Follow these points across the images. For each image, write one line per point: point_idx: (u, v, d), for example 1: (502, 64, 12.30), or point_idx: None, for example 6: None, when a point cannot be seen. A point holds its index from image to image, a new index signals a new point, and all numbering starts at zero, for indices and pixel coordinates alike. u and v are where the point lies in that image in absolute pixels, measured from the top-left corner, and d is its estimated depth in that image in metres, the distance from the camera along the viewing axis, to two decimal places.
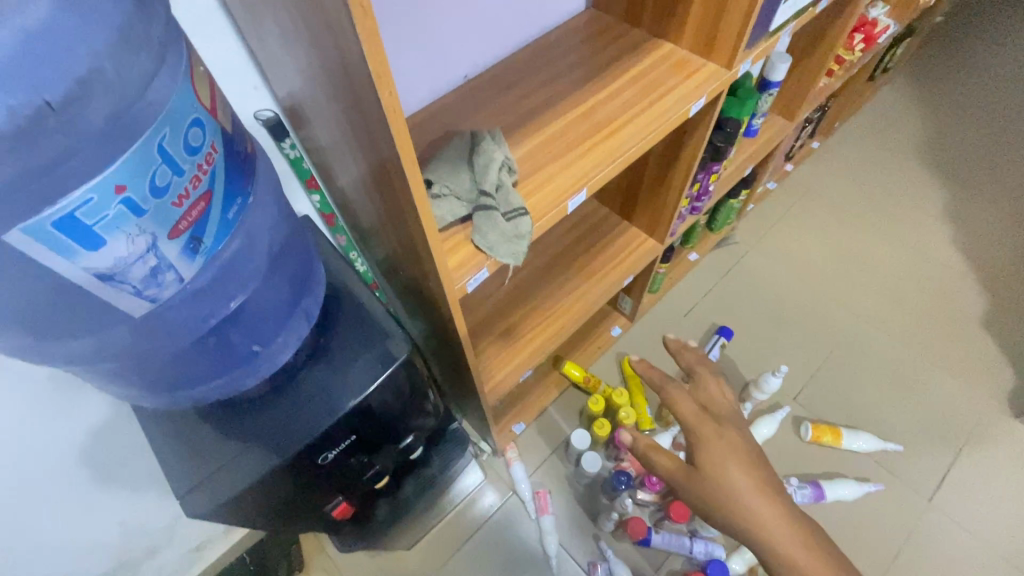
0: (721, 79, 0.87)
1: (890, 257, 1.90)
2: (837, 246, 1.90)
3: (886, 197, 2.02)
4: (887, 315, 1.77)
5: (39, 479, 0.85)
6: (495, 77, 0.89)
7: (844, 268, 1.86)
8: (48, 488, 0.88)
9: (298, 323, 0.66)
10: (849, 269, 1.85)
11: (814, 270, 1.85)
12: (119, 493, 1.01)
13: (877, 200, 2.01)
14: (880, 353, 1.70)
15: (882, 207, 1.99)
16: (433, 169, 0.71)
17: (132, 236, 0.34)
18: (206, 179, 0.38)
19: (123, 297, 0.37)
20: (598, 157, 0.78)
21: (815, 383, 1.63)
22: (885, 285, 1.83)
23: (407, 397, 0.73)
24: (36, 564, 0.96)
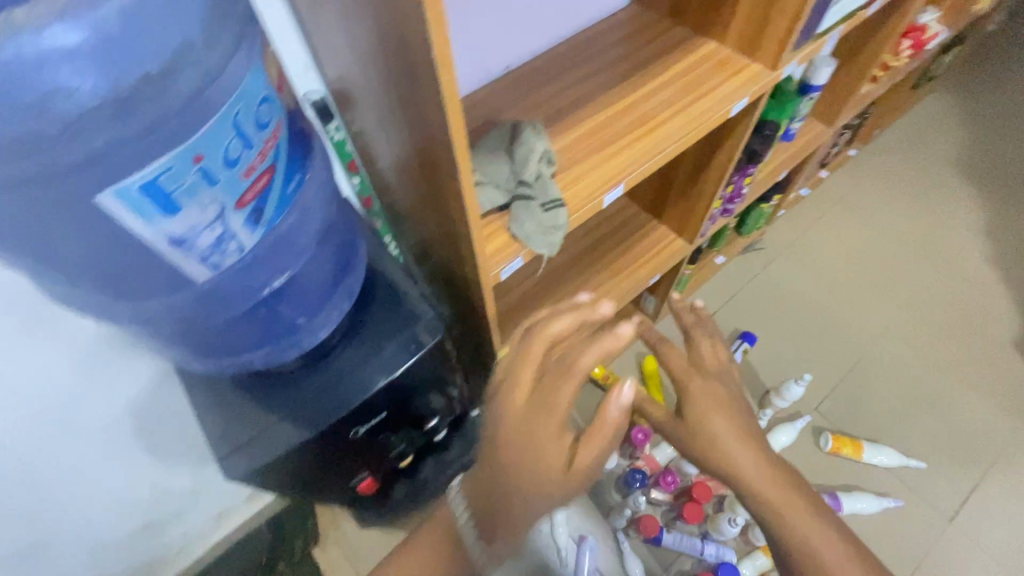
0: (765, 80, 0.86)
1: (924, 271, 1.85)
2: (869, 257, 1.86)
3: (923, 209, 1.96)
4: (917, 330, 1.73)
5: (81, 435, 0.90)
6: (536, 69, 0.89)
7: (875, 280, 1.82)
8: (89, 444, 0.93)
9: (340, 299, 0.68)
10: (880, 282, 1.81)
11: (844, 279, 1.82)
12: (154, 454, 1.06)
13: (914, 212, 1.96)
14: (907, 368, 1.66)
15: (918, 220, 1.94)
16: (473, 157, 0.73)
17: (204, 204, 0.36)
18: (271, 154, 0.40)
19: (190, 263, 0.39)
20: (638, 152, 0.78)
21: (839, 394, 1.61)
22: (916, 299, 1.79)
23: (435, 380, 0.75)
24: (74, 517, 1.01)
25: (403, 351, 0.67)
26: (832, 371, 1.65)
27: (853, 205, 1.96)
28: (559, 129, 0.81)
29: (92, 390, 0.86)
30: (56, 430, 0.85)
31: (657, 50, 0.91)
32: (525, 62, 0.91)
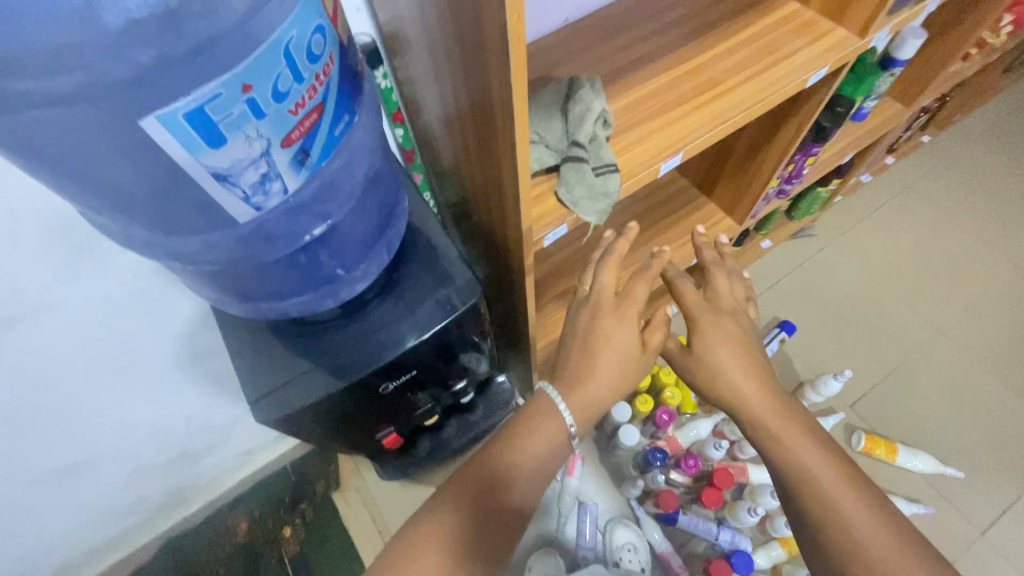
0: (851, 48, 0.78)
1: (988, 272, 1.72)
2: (930, 254, 1.74)
3: (997, 205, 1.81)
4: (973, 334, 1.62)
5: (121, 365, 0.94)
6: (597, 23, 0.83)
7: (933, 278, 1.70)
8: (128, 374, 0.96)
9: (379, 253, 0.66)
10: (939, 280, 1.70)
11: (898, 275, 1.71)
12: (189, 388, 1.10)
13: (986, 207, 1.81)
14: (957, 373, 1.57)
15: (990, 217, 1.80)
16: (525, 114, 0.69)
17: (251, 138, 0.34)
18: (321, 90, 0.37)
19: (233, 200, 0.37)
20: (701, 119, 0.72)
21: (878, 394, 1.54)
22: (976, 301, 1.67)
23: (467, 342, 0.74)
24: (115, 441, 1.07)
25: (438, 313, 0.66)
26: (873, 370, 1.57)
27: (918, 196, 1.82)
28: (617, 89, 0.76)
29: (134, 320, 0.89)
30: (101, 354, 0.89)
31: (732, 8, 0.83)
32: (584, 15, 0.85)
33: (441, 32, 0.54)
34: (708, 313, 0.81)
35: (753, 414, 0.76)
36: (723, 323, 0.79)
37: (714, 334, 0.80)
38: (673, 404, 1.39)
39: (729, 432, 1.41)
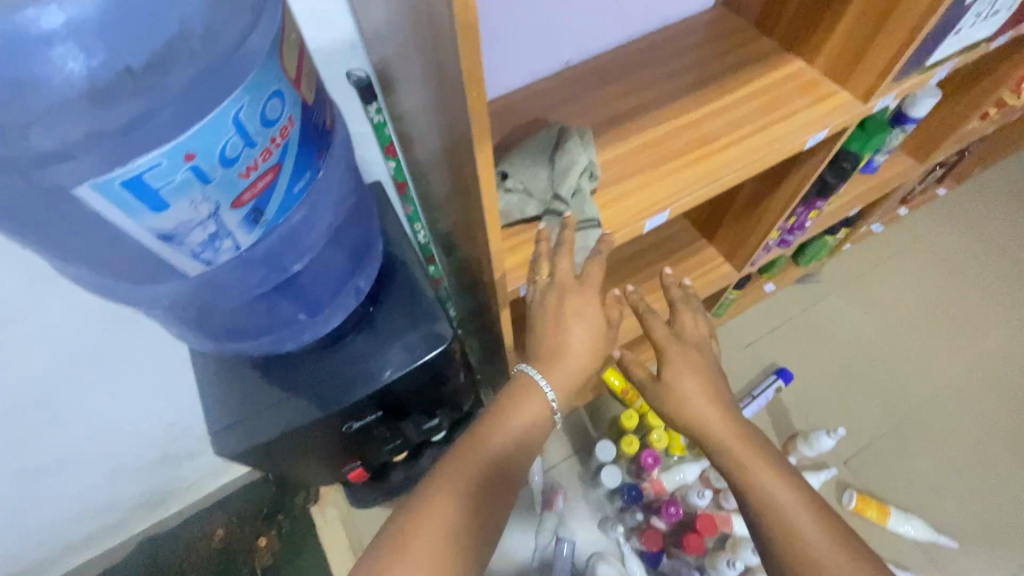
0: (855, 112, 0.76)
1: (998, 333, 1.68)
2: (939, 308, 1.69)
3: (1012, 264, 1.77)
4: (978, 396, 1.57)
5: (78, 378, 0.92)
6: (598, 67, 0.83)
7: (942, 334, 1.65)
8: (89, 386, 0.95)
9: (346, 298, 0.67)
10: (946, 337, 1.65)
11: (905, 329, 1.66)
12: (173, 395, 1.11)
13: (1001, 265, 1.76)
14: (959, 436, 1.52)
15: (1005, 275, 1.75)
16: (510, 160, 0.68)
17: (196, 201, 0.33)
18: (277, 152, 0.37)
19: (181, 257, 0.37)
20: (692, 177, 0.72)
21: (874, 451, 1.49)
22: (984, 361, 1.62)
23: (440, 382, 0.73)
24: (93, 442, 1.07)
25: (408, 353, 0.65)
26: (872, 426, 1.52)
27: (930, 249, 1.78)
28: (611, 138, 0.75)
29: (90, 336, 0.87)
30: (73, 362, 0.89)
31: (736, 62, 0.82)
32: (585, 57, 0.85)
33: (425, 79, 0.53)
34: (691, 370, 0.78)
35: (729, 478, 0.74)
36: (704, 381, 0.77)
37: (695, 391, 0.78)
38: (659, 447, 1.36)
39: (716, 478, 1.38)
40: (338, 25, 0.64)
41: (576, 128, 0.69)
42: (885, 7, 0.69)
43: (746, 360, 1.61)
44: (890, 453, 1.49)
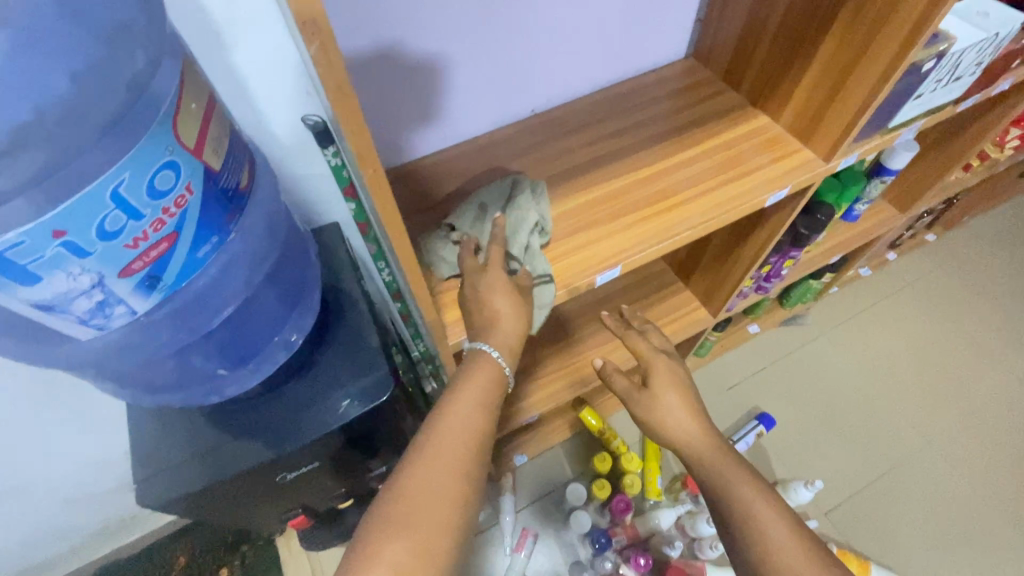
0: (816, 171, 0.75)
1: (989, 384, 1.63)
2: (927, 356, 1.66)
3: (1004, 312, 1.73)
4: (967, 450, 1.53)
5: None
6: (564, 116, 0.84)
7: (930, 383, 1.62)
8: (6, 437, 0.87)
9: (275, 351, 0.63)
10: (933, 386, 1.62)
11: (891, 376, 1.63)
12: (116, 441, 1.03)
13: (992, 314, 1.73)
14: (946, 491, 1.47)
15: (995, 324, 1.72)
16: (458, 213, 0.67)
17: (74, 273, 0.33)
18: (172, 221, 0.36)
19: (70, 324, 0.36)
20: (646, 233, 0.71)
21: (856, 504, 1.45)
22: (972, 413, 1.59)
23: (384, 431, 0.71)
24: (33, 486, 1.01)
25: (344, 400, 0.62)
26: (855, 476, 1.48)
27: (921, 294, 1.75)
28: (568, 189, 0.75)
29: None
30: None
31: (701, 116, 0.82)
32: (551, 104, 0.85)
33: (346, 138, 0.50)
34: (656, 414, 0.76)
35: None
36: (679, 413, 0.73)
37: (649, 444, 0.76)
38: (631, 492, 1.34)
39: (690, 526, 1.32)
40: (287, 73, 0.61)
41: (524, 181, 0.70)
42: (841, 71, 0.69)
43: (727, 404, 1.57)
44: (872, 506, 1.45)
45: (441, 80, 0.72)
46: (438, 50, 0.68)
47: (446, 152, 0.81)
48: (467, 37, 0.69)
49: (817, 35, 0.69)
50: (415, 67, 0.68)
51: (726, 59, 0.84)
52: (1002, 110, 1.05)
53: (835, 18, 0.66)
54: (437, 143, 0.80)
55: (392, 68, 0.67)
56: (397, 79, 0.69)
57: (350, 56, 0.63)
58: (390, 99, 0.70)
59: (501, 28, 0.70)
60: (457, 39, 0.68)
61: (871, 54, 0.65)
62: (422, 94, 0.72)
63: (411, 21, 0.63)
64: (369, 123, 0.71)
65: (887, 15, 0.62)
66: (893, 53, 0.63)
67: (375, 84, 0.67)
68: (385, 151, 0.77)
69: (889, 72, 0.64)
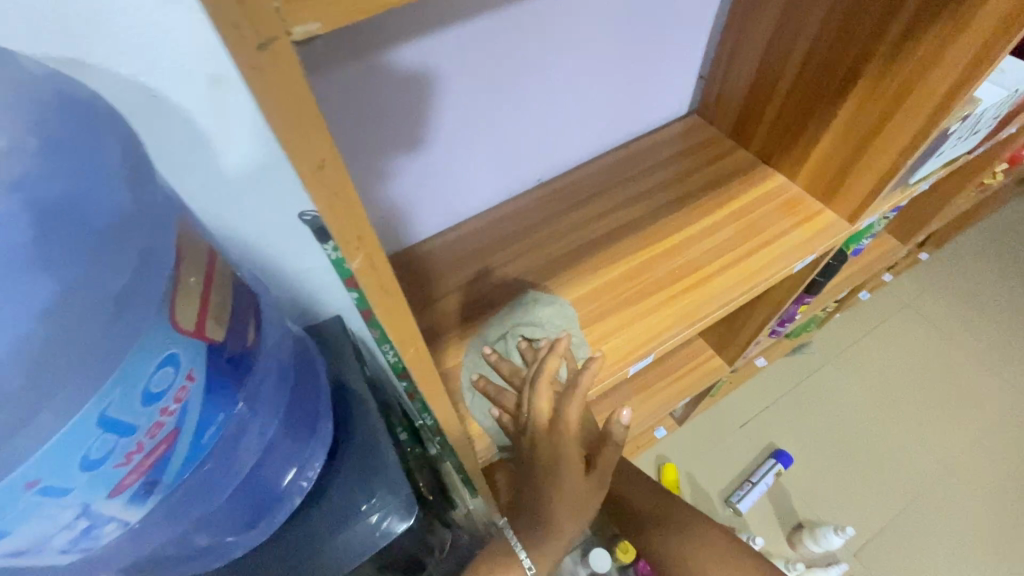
0: (840, 235, 0.74)
1: (999, 398, 1.61)
2: (935, 376, 1.63)
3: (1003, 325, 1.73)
4: (988, 473, 1.49)
5: None
6: (572, 185, 0.80)
7: (944, 407, 1.58)
8: None
9: (289, 496, 0.56)
10: (945, 406, 1.59)
11: (903, 402, 1.59)
12: None
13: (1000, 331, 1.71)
14: (971, 520, 1.43)
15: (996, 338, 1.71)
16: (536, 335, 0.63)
17: (54, 511, 0.28)
18: (171, 421, 0.30)
19: (53, 553, 0.31)
20: (672, 317, 0.68)
21: (884, 540, 1.40)
22: (988, 431, 1.55)
23: (406, 546, 0.63)
24: None
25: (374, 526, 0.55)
26: (879, 512, 1.43)
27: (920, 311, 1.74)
28: (585, 271, 0.71)
29: None
30: None
31: (712, 178, 0.79)
32: (558, 172, 0.82)
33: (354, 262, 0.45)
34: None
35: None
36: None
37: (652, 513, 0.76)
38: None
39: None
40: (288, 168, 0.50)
41: (541, 290, 0.69)
42: (866, 136, 0.67)
43: (743, 444, 1.50)
44: (900, 541, 1.40)
45: (449, 154, 0.67)
46: (439, 137, 0.64)
47: (451, 233, 0.77)
48: (477, 116, 0.65)
49: (835, 100, 0.67)
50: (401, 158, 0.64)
51: (734, 115, 0.81)
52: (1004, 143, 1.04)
53: (855, 81, 0.64)
54: (444, 224, 0.76)
55: (377, 165, 0.62)
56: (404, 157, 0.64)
57: (346, 140, 0.57)
58: (400, 176, 0.65)
59: (510, 105, 0.67)
60: (465, 118, 0.65)
61: (897, 120, 0.63)
62: (413, 183, 0.68)
63: (409, 113, 0.60)
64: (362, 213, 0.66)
65: (914, 81, 0.60)
66: (925, 121, 0.60)
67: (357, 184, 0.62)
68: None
69: (917, 138, 0.62)
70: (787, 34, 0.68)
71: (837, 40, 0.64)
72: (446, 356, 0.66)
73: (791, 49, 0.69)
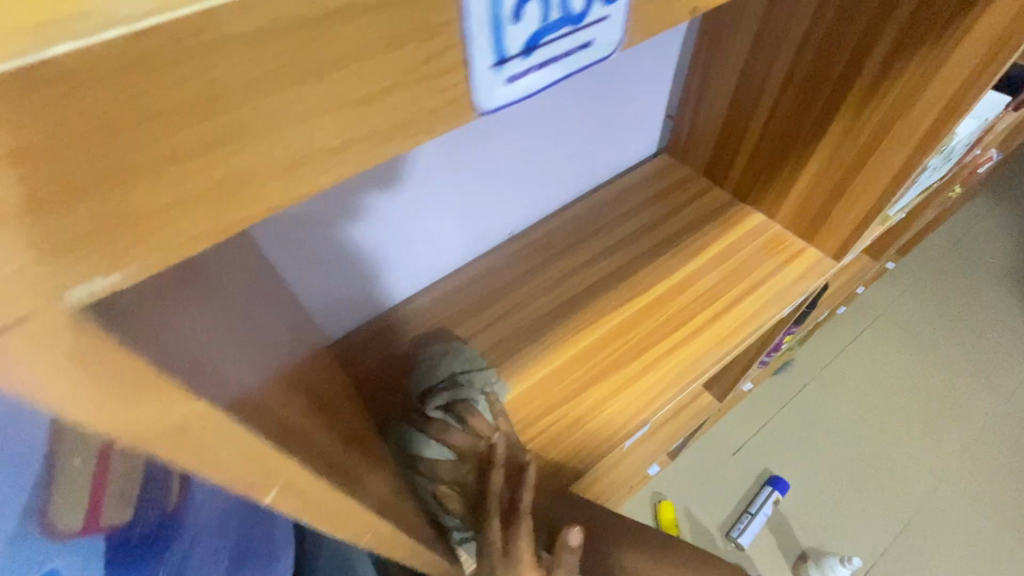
0: (827, 272, 0.71)
1: (1003, 389, 1.54)
2: (937, 373, 1.55)
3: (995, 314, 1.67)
4: (998, 469, 1.42)
5: None
6: (546, 237, 0.75)
7: (944, 408, 1.50)
8: None
9: None
10: (949, 403, 1.51)
11: (908, 402, 1.50)
12: None
13: (988, 324, 1.65)
14: (989, 531, 1.34)
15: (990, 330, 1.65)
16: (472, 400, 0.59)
17: None
18: None
19: None
20: (667, 377, 0.65)
21: (899, 549, 1.31)
22: (996, 423, 1.48)
23: None
24: None
25: None
26: (892, 520, 1.34)
27: (910, 307, 1.66)
28: (571, 335, 0.67)
29: None
30: None
31: (688, 221, 0.76)
32: (529, 224, 0.77)
33: (294, 378, 0.34)
34: None
35: None
36: None
37: None
38: None
39: None
40: None
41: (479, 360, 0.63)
42: (844, 171, 0.66)
43: (737, 471, 1.39)
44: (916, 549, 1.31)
45: (410, 221, 0.62)
46: (399, 205, 0.59)
47: (422, 298, 0.71)
48: (440, 178, 0.60)
49: (810, 137, 0.66)
50: (354, 233, 0.58)
51: (705, 154, 0.79)
52: (979, 149, 1.02)
53: (829, 124, 0.64)
54: (413, 289, 0.70)
55: (329, 242, 0.56)
56: (361, 229, 0.58)
57: (289, 221, 0.51)
58: (356, 251, 0.59)
59: (474, 165, 0.62)
60: (426, 182, 0.59)
61: (878, 158, 0.62)
62: (369, 255, 0.61)
63: (363, 186, 0.54)
64: (317, 291, 0.60)
65: (891, 124, 0.59)
66: (907, 156, 0.60)
67: (305, 264, 0.56)
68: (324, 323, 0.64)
69: (902, 175, 0.61)
70: (758, 73, 0.66)
71: (809, 78, 0.62)
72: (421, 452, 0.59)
73: (763, 85, 0.67)
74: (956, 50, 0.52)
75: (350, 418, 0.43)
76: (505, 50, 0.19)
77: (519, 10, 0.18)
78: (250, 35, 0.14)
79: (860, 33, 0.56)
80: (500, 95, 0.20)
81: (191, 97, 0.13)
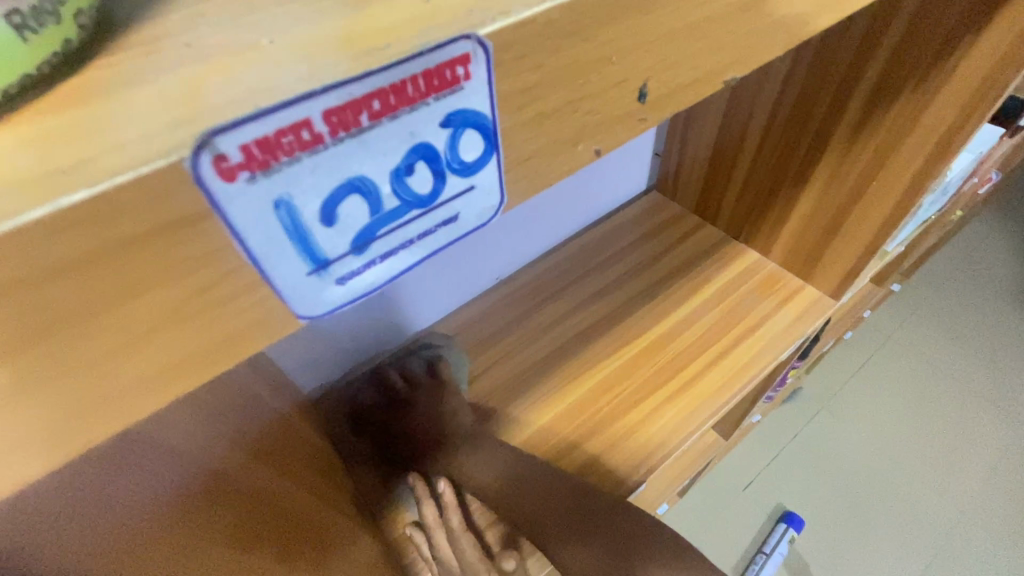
0: (825, 313, 0.69)
1: None
2: (951, 399, 1.50)
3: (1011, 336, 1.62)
4: None
5: None
6: (535, 281, 0.73)
7: (962, 435, 1.44)
8: None
9: None
10: (969, 431, 1.45)
11: (925, 432, 1.44)
12: None
13: (1005, 347, 1.59)
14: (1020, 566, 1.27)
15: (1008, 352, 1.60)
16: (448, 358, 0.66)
17: None
18: None
19: None
20: (665, 428, 0.62)
21: None
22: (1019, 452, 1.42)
23: None
24: None
25: None
26: (915, 563, 1.27)
27: (920, 331, 1.61)
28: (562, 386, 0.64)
29: None
30: None
31: (680, 261, 0.74)
32: (517, 269, 0.75)
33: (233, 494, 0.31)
34: None
35: None
36: None
37: None
38: None
39: None
40: None
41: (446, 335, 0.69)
42: (838, 210, 0.64)
43: (748, 508, 1.33)
44: None
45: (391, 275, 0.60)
46: None
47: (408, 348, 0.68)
48: None
49: (799, 174, 0.64)
50: None
51: (695, 191, 0.77)
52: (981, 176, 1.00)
53: (817, 163, 0.62)
54: (398, 340, 0.68)
55: None
56: None
57: None
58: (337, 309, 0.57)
59: None
60: None
61: (869, 197, 0.60)
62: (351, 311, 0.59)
63: None
64: (291, 351, 0.57)
65: (881, 161, 0.58)
66: (900, 196, 0.58)
67: None
68: (302, 382, 0.61)
69: (895, 213, 0.59)
70: (743, 111, 0.65)
71: (795, 116, 0.61)
72: (406, 512, 0.58)
73: (749, 124, 0.65)
74: (943, 89, 0.50)
75: (297, 511, 0.37)
76: (325, 256, 0.17)
77: (333, 216, 0.17)
78: (136, 212, 0.13)
79: (841, 73, 0.55)
80: (329, 295, 0.18)
81: (85, 277, 0.13)
